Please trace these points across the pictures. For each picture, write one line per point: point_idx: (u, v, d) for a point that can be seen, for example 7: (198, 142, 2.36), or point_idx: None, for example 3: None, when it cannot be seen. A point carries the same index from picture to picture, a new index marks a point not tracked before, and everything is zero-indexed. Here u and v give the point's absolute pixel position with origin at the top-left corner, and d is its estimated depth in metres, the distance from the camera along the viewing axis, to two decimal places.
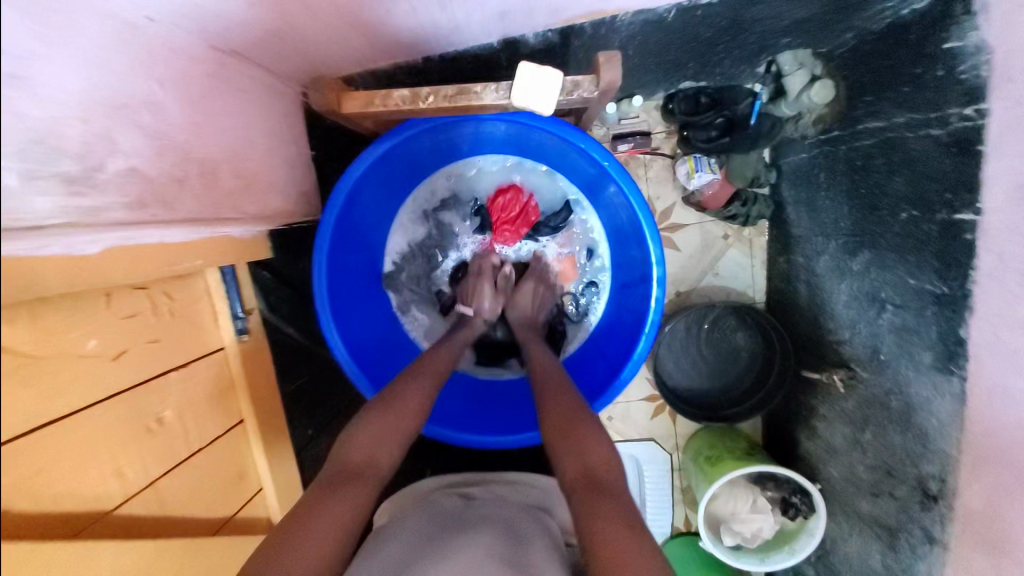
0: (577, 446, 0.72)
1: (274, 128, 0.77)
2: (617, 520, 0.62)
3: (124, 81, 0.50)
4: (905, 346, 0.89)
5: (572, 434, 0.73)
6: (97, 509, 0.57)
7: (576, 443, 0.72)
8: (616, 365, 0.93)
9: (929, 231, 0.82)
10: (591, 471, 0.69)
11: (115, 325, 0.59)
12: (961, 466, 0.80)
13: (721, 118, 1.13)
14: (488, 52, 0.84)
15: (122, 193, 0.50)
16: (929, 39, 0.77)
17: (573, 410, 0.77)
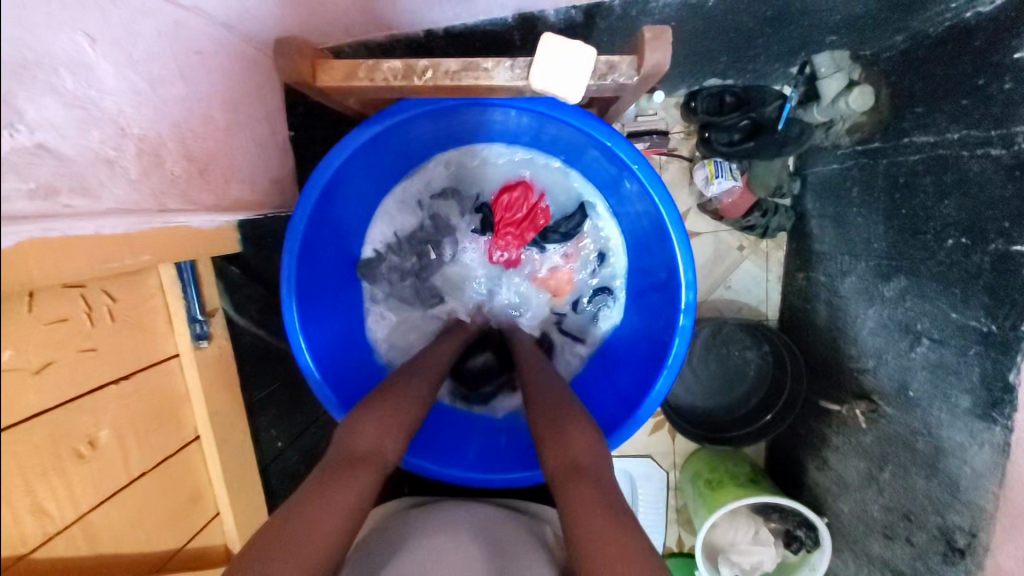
0: (556, 437, 0.69)
1: (239, 104, 0.66)
2: (593, 511, 0.59)
3: (30, 35, 0.40)
4: (939, 386, 0.81)
5: (551, 426, 0.70)
6: (11, 554, 0.48)
7: (558, 432, 0.69)
8: (630, 395, 0.83)
9: (981, 262, 0.74)
10: (571, 460, 0.66)
11: (36, 334, 0.48)
12: (996, 525, 0.74)
13: (746, 120, 1.04)
14: (501, 28, 0.73)
15: (27, 176, 0.40)
16: (997, 48, 0.69)
17: (554, 404, 0.73)
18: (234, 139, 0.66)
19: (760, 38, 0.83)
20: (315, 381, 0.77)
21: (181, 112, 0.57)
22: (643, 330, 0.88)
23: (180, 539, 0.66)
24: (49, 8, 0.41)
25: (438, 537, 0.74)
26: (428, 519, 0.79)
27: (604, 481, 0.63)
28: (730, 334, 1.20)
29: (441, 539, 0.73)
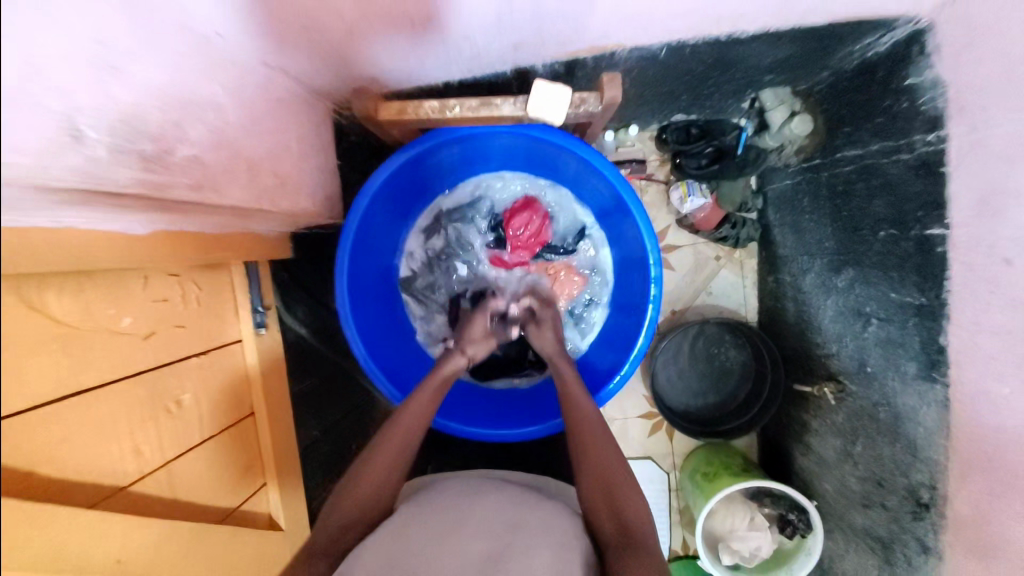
0: (610, 493, 0.73)
1: (317, 137, 0.82)
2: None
3: (198, 83, 0.54)
4: (890, 359, 0.93)
5: (607, 482, 0.74)
6: (112, 484, 0.57)
7: (614, 495, 0.72)
8: (600, 381, 0.92)
9: (906, 248, 0.87)
10: (626, 528, 0.69)
11: (147, 307, 0.62)
12: (948, 472, 0.82)
13: (710, 148, 1.20)
14: (501, 80, 0.83)
15: (188, 174, 0.54)
16: (895, 76, 0.85)
17: (609, 461, 0.76)
18: (308, 167, 0.80)
19: (709, 79, 0.97)
20: (376, 372, 0.85)
21: (277, 147, 0.70)
22: (622, 336, 0.94)
23: (237, 498, 0.76)
24: (210, 67, 0.56)
25: (460, 494, 0.80)
26: (449, 484, 0.86)
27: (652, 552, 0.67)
28: (714, 333, 1.33)
29: (464, 495, 0.80)
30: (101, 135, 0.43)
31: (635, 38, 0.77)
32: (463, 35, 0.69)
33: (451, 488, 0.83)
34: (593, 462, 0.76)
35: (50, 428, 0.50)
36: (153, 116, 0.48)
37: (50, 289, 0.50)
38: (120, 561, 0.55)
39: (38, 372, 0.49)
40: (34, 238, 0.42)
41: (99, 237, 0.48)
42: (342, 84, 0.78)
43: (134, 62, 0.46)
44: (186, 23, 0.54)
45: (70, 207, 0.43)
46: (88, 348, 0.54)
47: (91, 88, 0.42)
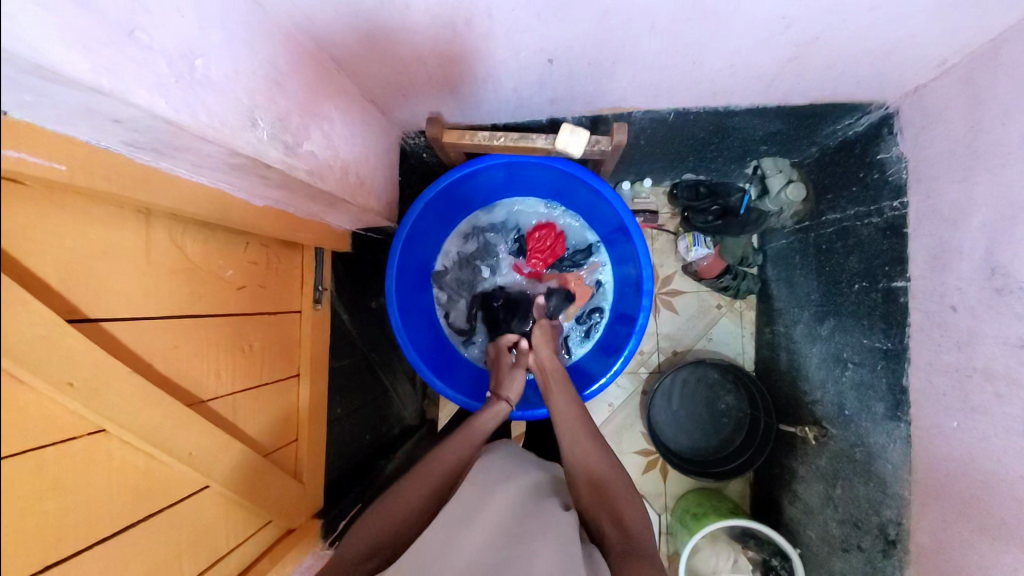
0: (622, 501, 0.72)
1: (386, 156, 1.02)
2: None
3: (318, 101, 0.74)
4: (863, 400, 1.02)
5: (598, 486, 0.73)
6: (196, 395, 0.72)
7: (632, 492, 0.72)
8: (591, 381, 1.03)
9: (875, 298, 0.99)
10: None
11: (243, 264, 0.79)
12: (912, 506, 0.88)
13: (715, 206, 1.34)
14: (538, 127, 1.03)
15: (306, 164, 0.72)
16: (869, 152, 1.01)
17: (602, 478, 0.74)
18: (377, 179, 1.00)
19: (712, 144, 1.16)
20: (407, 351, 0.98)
21: (361, 157, 0.90)
22: (616, 342, 1.05)
23: (272, 441, 0.89)
24: (326, 91, 0.77)
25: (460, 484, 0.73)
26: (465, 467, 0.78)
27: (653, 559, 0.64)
28: (709, 373, 1.40)
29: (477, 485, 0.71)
30: (264, 125, 0.62)
31: (650, 102, 0.96)
32: (515, 89, 0.89)
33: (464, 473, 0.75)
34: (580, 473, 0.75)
35: (166, 335, 0.66)
36: (291, 116, 0.68)
37: (188, 235, 0.68)
38: (192, 455, 0.69)
39: (170, 291, 0.66)
40: (181, 182, 0.60)
41: (224, 197, 0.67)
42: (414, 117, 0.98)
43: (287, 80, 0.66)
44: (318, 61, 0.74)
45: (205, 171, 0.62)
46: (201, 283, 0.71)
47: (263, 91, 0.61)
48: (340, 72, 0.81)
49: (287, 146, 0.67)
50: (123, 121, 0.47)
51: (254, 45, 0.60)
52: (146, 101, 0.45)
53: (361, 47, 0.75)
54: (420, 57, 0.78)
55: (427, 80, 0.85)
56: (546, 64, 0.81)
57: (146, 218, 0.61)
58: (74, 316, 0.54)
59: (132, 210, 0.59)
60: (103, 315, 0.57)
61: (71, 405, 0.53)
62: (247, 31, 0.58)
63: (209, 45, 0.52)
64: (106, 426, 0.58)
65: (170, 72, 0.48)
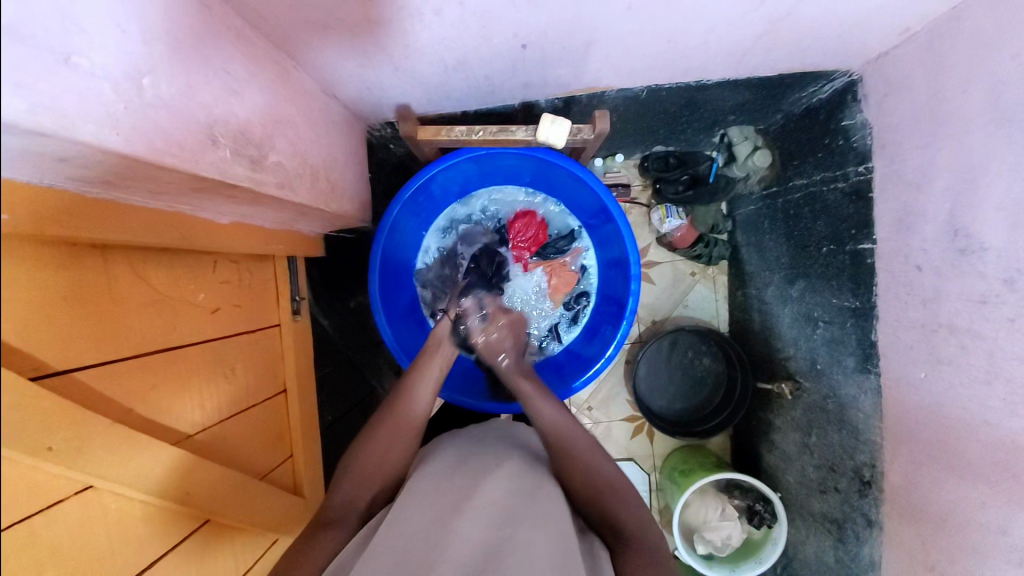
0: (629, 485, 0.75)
1: (354, 152, 0.97)
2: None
3: (279, 105, 0.68)
4: (834, 355, 1.08)
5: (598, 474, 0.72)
6: (184, 431, 0.69)
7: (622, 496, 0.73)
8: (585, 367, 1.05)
9: (843, 260, 1.04)
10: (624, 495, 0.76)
11: (214, 286, 0.74)
12: (884, 450, 0.96)
13: (686, 176, 1.34)
14: (509, 110, 0.99)
15: (276, 176, 0.67)
16: (834, 118, 1.03)
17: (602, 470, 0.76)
18: (348, 179, 0.94)
19: (683, 117, 1.15)
20: (396, 354, 0.97)
21: (329, 159, 0.85)
22: (606, 326, 1.07)
23: (269, 461, 0.87)
24: (286, 95, 0.71)
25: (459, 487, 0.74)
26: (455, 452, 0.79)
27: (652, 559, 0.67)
28: (689, 340, 1.43)
29: (460, 476, 0.71)
30: (227, 142, 0.56)
31: (624, 81, 0.95)
32: (486, 76, 0.85)
33: (447, 464, 0.75)
34: (568, 466, 0.75)
35: (143, 376, 0.62)
36: (255, 127, 0.62)
37: (152, 263, 0.63)
38: (191, 494, 0.66)
39: (145, 329, 0.62)
40: (136, 210, 0.55)
41: (187, 219, 0.62)
42: (380, 109, 0.93)
43: (244, 88, 0.60)
44: (273, 62, 0.68)
45: (165, 196, 0.57)
46: (174, 313, 0.66)
47: (220, 103, 0.56)
48: (296, 68, 0.74)
49: (253, 161, 0.61)
50: (69, 159, 0.42)
51: (206, 53, 0.54)
52: (94, 135, 0.40)
53: (323, 40, 0.69)
54: (385, 48, 0.72)
55: (393, 70, 0.79)
56: (519, 50, 0.78)
57: (105, 254, 0.56)
58: (41, 373, 0.49)
59: (87, 246, 0.53)
60: (74, 366, 0.53)
61: (56, 468, 0.49)
62: (195, 39, 0.52)
63: (155, 61, 0.47)
64: (96, 482, 0.54)
65: (117, 97, 0.42)
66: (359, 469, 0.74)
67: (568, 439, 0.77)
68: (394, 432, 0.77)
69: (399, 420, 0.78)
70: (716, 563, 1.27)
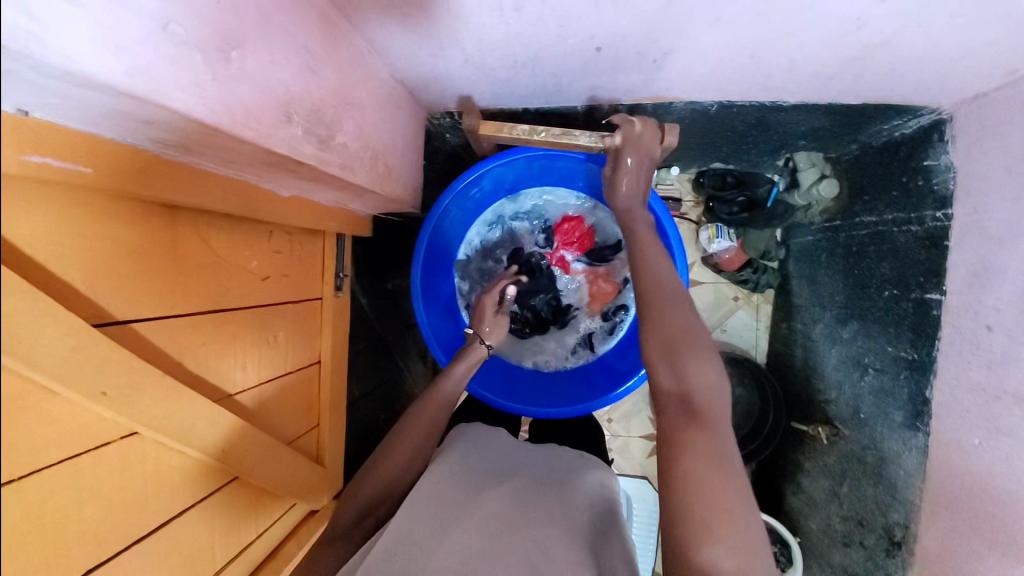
0: None
1: (412, 138, 0.97)
2: (703, 455, 0.51)
3: (350, 88, 0.69)
4: (881, 407, 1.02)
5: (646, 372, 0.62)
6: (225, 390, 0.71)
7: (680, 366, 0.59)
8: (616, 380, 1.02)
9: (906, 307, 0.97)
10: None
11: (267, 254, 0.76)
12: (922, 513, 0.90)
13: (743, 197, 1.28)
14: (571, 111, 0.97)
15: (339, 156, 0.67)
16: (915, 156, 0.97)
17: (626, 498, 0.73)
18: (404, 165, 0.95)
19: (750, 136, 1.11)
20: (430, 342, 0.97)
21: (390, 144, 0.86)
22: None
23: (296, 429, 0.89)
24: (358, 78, 0.71)
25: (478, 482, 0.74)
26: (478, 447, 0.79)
27: (723, 432, 0.55)
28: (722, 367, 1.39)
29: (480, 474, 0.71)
30: (300, 121, 0.57)
31: (694, 94, 0.91)
32: (554, 76, 0.84)
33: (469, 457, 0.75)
34: (646, 321, 0.64)
35: (195, 333, 0.64)
36: (327, 108, 0.63)
37: (213, 226, 0.65)
38: (223, 451, 0.68)
39: (200, 288, 0.64)
40: (206, 175, 0.56)
41: (249, 189, 0.64)
42: (444, 99, 0.93)
43: (322, 68, 0.62)
44: (350, 45, 0.69)
45: (235, 166, 0.58)
46: (228, 277, 0.69)
47: (299, 81, 0.57)
48: (370, 50, 0.75)
49: (321, 140, 0.63)
50: (155, 123, 0.43)
51: (291, 30, 0.55)
52: (181, 102, 0.41)
53: (399, 27, 0.69)
54: (458, 39, 0.72)
55: (463, 62, 0.79)
56: (592, 52, 0.76)
57: (173, 214, 0.58)
58: (103, 321, 0.52)
59: (158, 206, 0.56)
60: (133, 316, 0.55)
61: (107, 412, 0.52)
62: (282, 15, 0.53)
63: (244, 34, 0.48)
64: (140, 431, 0.57)
65: (207, 68, 0.44)
66: (385, 454, 0.76)
67: (657, 289, 0.67)
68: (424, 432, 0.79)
69: (436, 423, 0.81)
70: None
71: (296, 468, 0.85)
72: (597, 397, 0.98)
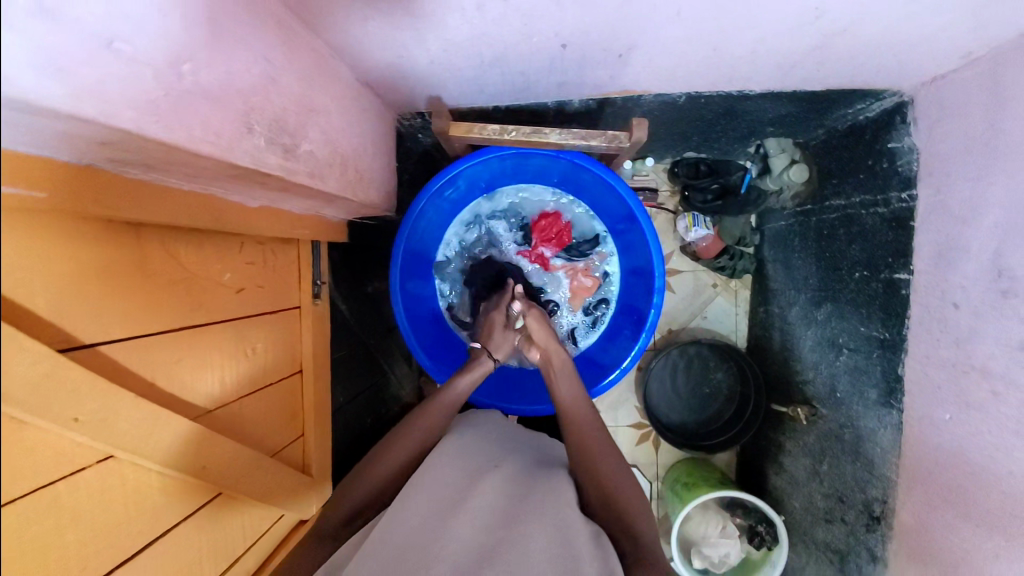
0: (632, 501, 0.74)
1: (383, 141, 0.96)
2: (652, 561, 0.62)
3: (313, 93, 0.68)
4: (856, 385, 1.05)
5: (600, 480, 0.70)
6: (203, 407, 0.70)
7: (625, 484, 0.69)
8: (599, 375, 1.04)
9: (876, 288, 1.00)
10: None
11: (240, 266, 0.75)
12: (899, 488, 0.93)
13: (716, 185, 1.30)
14: (541, 107, 0.97)
15: (306, 165, 0.66)
16: (879, 139, 0.99)
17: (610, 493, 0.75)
18: (376, 168, 0.94)
19: (721, 126, 1.12)
20: (412, 348, 0.97)
21: (360, 148, 0.84)
22: (624, 335, 1.06)
23: (280, 441, 0.88)
24: (321, 83, 0.70)
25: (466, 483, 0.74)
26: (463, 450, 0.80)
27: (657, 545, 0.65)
28: (704, 353, 1.41)
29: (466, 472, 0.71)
30: (262, 132, 0.57)
31: (662, 86, 0.92)
32: (522, 74, 0.84)
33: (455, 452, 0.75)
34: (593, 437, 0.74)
35: (168, 351, 0.63)
36: (290, 116, 0.62)
37: (181, 241, 0.64)
38: (205, 469, 0.67)
39: (172, 304, 0.63)
40: (169, 191, 0.55)
41: (217, 203, 0.63)
42: (413, 100, 0.92)
43: (281, 75, 0.60)
44: (312, 50, 0.68)
45: (200, 180, 0.57)
46: (200, 292, 0.67)
47: (259, 91, 0.56)
48: (333, 54, 0.74)
49: (286, 149, 0.62)
50: (110, 143, 0.42)
51: (247, 39, 0.54)
52: (133, 122, 0.40)
53: (361, 29, 0.68)
54: (423, 40, 0.71)
55: (430, 62, 0.78)
56: (559, 49, 0.76)
57: (139, 232, 0.57)
58: (69, 345, 0.50)
59: (121, 224, 0.54)
60: (100, 339, 0.54)
61: (81, 438, 0.51)
62: (236, 24, 0.52)
63: (197, 47, 0.47)
64: (117, 454, 0.56)
65: (158, 84, 0.43)
66: (369, 464, 0.75)
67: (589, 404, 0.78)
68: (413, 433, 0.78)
69: (432, 423, 0.80)
70: None
71: (282, 480, 0.85)
72: None
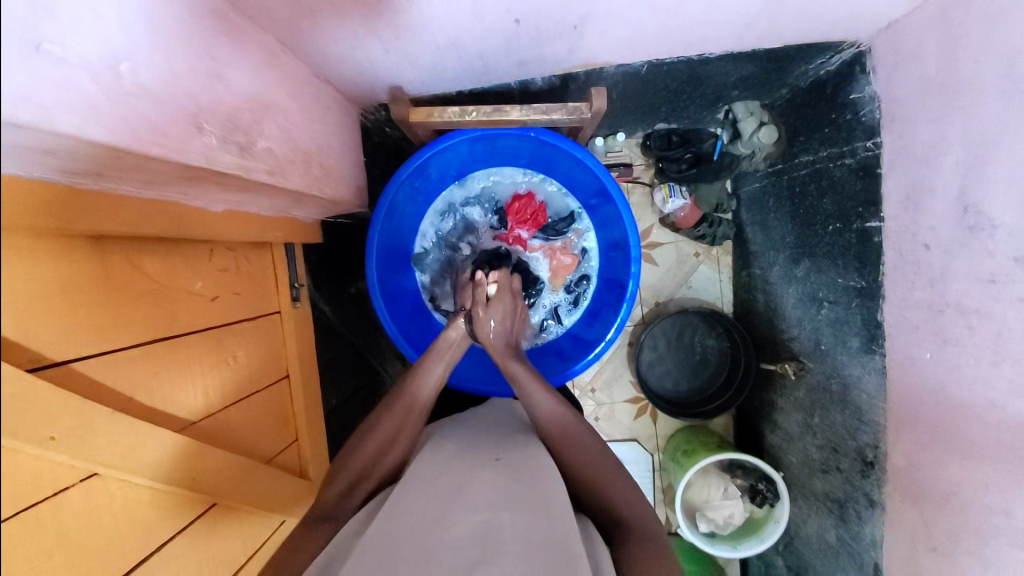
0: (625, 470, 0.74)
1: (348, 137, 0.95)
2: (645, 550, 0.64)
3: (266, 90, 0.67)
4: (838, 336, 1.07)
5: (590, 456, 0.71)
6: (188, 418, 0.70)
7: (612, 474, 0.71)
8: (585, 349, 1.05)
9: (850, 238, 1.02)
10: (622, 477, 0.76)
11: (212, 274, 0.74)
12: (888, 431, 0.95)
13: (689, 154, 1.30)
14: (504, 89, 0.96)
15: (266, 163, 0.66)
16: (841, 92, 1.00)
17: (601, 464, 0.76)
18: (343, 164, 0.93)
19: (686, 94, 1.12)
20: (397, 341, 0.97)
21: (322, 144, 0.83)
22: (606, 309, 1.07)
23: (274, 447, 0.88)
24: (273, 80, 0.69)
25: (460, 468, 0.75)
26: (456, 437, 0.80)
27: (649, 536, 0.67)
28: (692, 321, 1.42)
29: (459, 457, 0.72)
30: (214, 131, 0.56)
31: (622, 56, 0.92)
32: (479, 55, 0.83)
33: None
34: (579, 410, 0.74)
35: (144, 364, 0.63)
36: (243, 113, 0.61)
37: (146, 252, 0.62)
38: (196, 480, 0.67)
39: (144, 316, 0.62)
40: (128, 199, 0.54)
41: (179, 210, 0.61)
42: (373, 92, 0.91)
43: (229, 73, 0.59)
44: (261, 46, 0.67)
45: (157, 186, 0.56)
46: (172, 303, 0.67)
47: (205, 89, 0.55)
48: (284, 49, 0.72)
49: (241, 148, 0.61)
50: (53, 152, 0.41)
51: (187, 36, 0.53)
52: (75, 126, 0.39)
53: (308, 21, 0.67)
54: (373, 28, 0.70)
55: (384, 51, 0.77)
56: (513, 26, 0.75)
57: (100, 246, 0.56)
58: (41, 364, 0.50)
59: (80, 238, 0.53)
60: (71, 356, 0.53)
61: (60, 457, 0.50)
62: (174, 23, 0.51)
63: (135, 47, 0.46)
64: (102, 471, 0.56)
65: (97, 87, 0.42)
66: (360, 457, 0.75)
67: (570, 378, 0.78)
68: (406, 424, 0.78)
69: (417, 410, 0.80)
70: (718, 540, 1.28)
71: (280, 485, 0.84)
72: (565, 370, 1.00)
